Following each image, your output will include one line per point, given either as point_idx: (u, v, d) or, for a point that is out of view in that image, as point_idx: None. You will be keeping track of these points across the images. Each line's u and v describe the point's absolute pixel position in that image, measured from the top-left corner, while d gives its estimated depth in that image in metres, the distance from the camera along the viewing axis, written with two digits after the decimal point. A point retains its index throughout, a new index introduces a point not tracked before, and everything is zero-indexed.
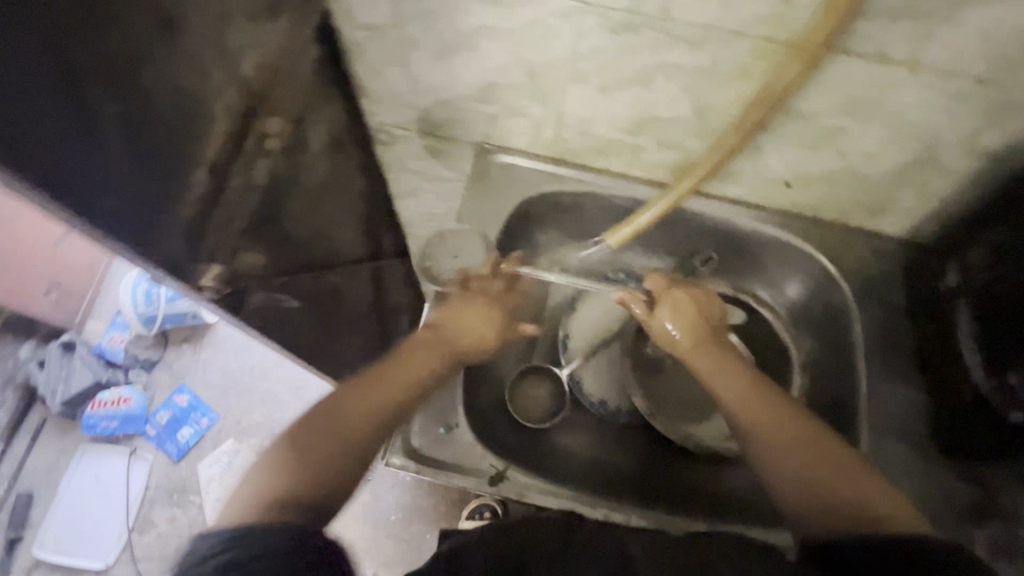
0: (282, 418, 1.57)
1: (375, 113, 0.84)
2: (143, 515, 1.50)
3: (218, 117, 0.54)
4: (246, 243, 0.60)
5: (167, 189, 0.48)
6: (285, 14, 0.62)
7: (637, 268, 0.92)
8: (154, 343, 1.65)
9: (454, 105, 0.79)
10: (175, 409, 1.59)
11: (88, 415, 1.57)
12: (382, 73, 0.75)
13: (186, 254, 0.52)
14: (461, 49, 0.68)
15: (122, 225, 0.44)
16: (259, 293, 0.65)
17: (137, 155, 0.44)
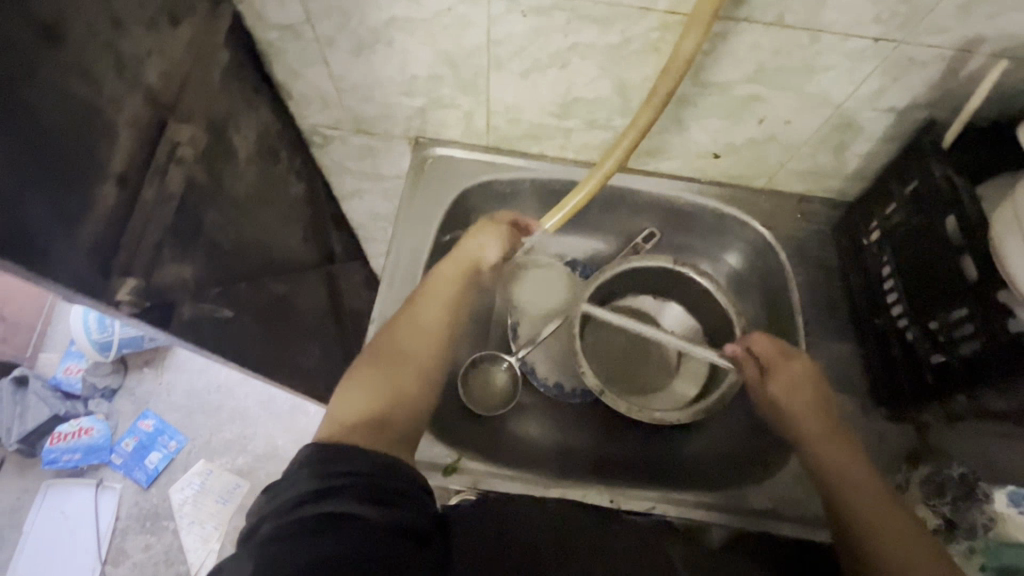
0: (253, 433, 1.56)
1: (303, 115, 0.83)
2: (116, 546, 1.45)
3: (122, 128, 0.53)
4: (168, 254, 0.59)
5: (70, 209, 0.47)
6: (189, 19, 0.61)
7: (582, 251, 0.93)
8: (113, 370, 1.61)
9: (381, 102, 0.78)
10: (141, 435, 1.54)
11: (48, 449, 1.53)
12: (303, 73, 0.75)
13: (98, 271, 0.50)
14: (376, 44, 0.68)
15: (28, 251, 0.43)
16: (192, 304, 0.64)
17: (31, 177, 0.43)
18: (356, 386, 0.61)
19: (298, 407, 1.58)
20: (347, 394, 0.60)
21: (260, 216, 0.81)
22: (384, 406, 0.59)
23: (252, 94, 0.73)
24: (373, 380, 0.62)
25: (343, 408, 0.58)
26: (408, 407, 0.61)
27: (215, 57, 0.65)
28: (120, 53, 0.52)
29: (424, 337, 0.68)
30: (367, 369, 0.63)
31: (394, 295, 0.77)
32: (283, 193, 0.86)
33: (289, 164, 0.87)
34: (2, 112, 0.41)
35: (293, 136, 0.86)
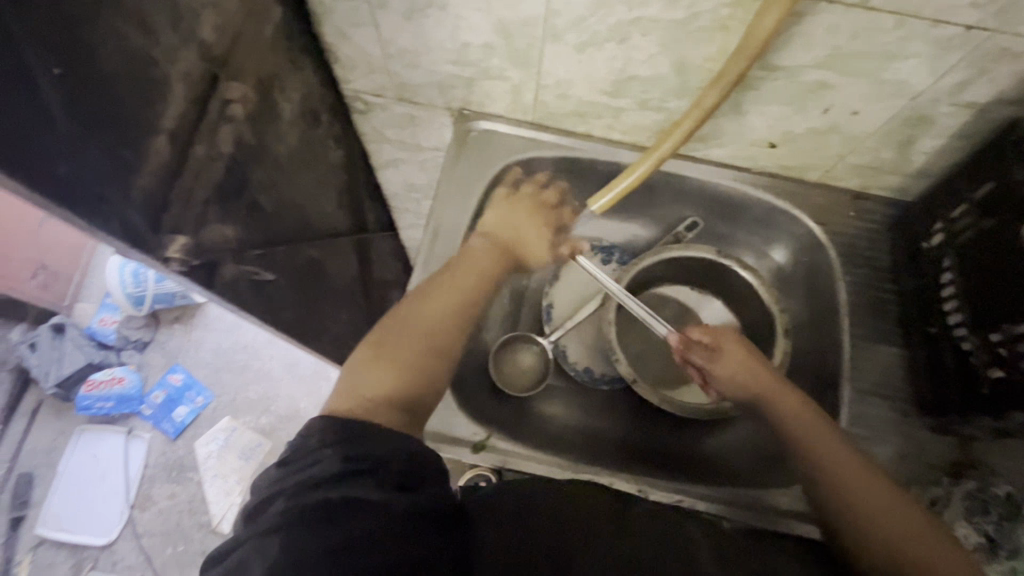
0: (277, 395, 1.59)
1: (346, 80, 0.82)
2: (144, 492, 1.51)
3: (176, 82, 0.52)
4: (213, 214, 0.59)
5: (122, 160, 0.47)
6: None
7: (620, 237, 0.92)
8: (145, 324, 1.65)
9: (428, 70, 0.76)
10: (170, 388, 1.59)
11: (82, 396, 1.56)
12: (352, 36, 0.73)
13: (149, 225, 0.51)
14: (429, 8, 0.66)
15: (79, 199, 0.43)
16: (233, 265, 0.65)
17: (85, 124, 0.43)
18: (379, 353, 0.57)
19: (320, 372, 1.61)
20: (369, 365, 0.55)
21: (299, 180, 0.80)
22: (404, 387, 0.55)
23: (299, 55, 0.72)
24: (397, 352, 0.57)
25: (363, 378, 0.55)
26: (431, 385, 0.58)
27: (266, 14, 0.63)
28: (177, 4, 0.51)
29: (449, 309, 0.62)
30: (390, 337, 0.58)
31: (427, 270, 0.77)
32: (322, 158, 0.85)
33: (330, 129, 0.86)
34: (62, 56, 0.40)
35: (335, 101, 0.85)
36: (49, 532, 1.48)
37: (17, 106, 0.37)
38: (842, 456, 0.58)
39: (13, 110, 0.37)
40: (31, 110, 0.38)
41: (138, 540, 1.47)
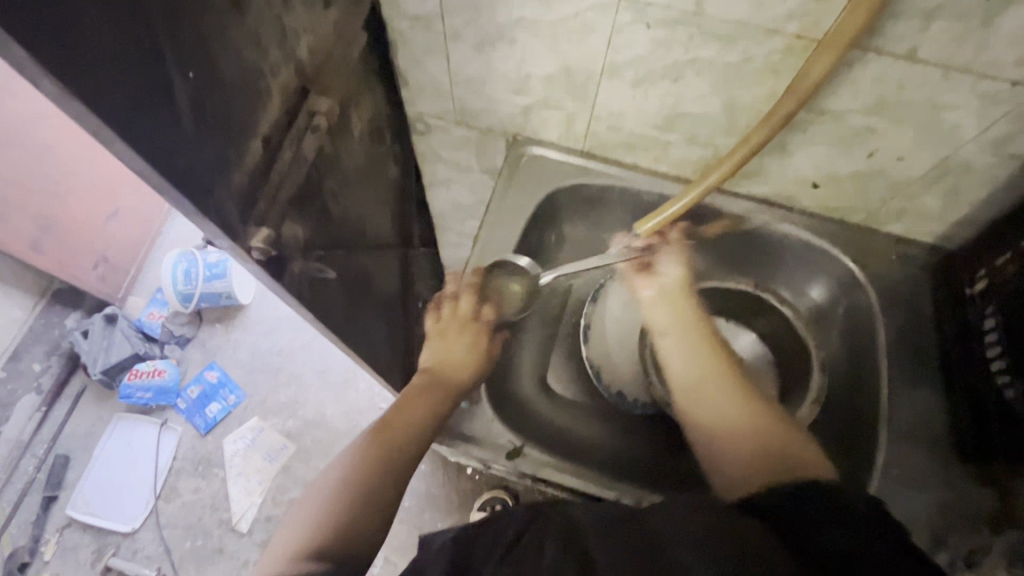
0: (333, 414, 1.46)
1: (653, 173, 0.77)
2: (170, 484, 1.43)
3: (273, 88, 0.52)
4: (292, 212, 0.58)
5: (227, 154, 0.47)
6: (674, 44, 0.58)
7: (916, 489, 0.62)
8: (190, 320, 1.58)
9: (630, 147, 0.75)
10: (205, 385, 1.51)
11: (124, 384, 1.50)
12: (706, 137, 0.69)
13: (239, 215, 0.49)
14: (680, 96, 0.64)
15: (167, 136, 0.39)
16: (302, 262, 0.61)
17: (201, 128, 0.43)
18: (318, 491, 0.52)
19: (350, 380, 1.49)
20: (290, 530, 0.49)
21: (363, 189, 0.78)
22: (348, 521, 0.49)
23: (534, 110, 0.74)
24: (331, 494, 0.51)
25: (306, 521, 0.49)
26: (343, 533, 0.48)
27: (488, 55, 0.67)
28: (324, 10, 0.58)
29: (396, 432, 0.57)
30: (312, 512, 0.50)
31: (478, 281, 0.74)
32: (393, 167, 0.86)
33: (479, 161, 0.88)
34: (189, 57, 0.41)
35: (619, 196, 0.79)
36: (76, 516, 1.41)
37: (133, 92, 0.36)
38: (719, 405, 0.56)
39: (142, 102, 0.37)
40: (155, 103, 0.38)
41: (158, 534, 1.38)
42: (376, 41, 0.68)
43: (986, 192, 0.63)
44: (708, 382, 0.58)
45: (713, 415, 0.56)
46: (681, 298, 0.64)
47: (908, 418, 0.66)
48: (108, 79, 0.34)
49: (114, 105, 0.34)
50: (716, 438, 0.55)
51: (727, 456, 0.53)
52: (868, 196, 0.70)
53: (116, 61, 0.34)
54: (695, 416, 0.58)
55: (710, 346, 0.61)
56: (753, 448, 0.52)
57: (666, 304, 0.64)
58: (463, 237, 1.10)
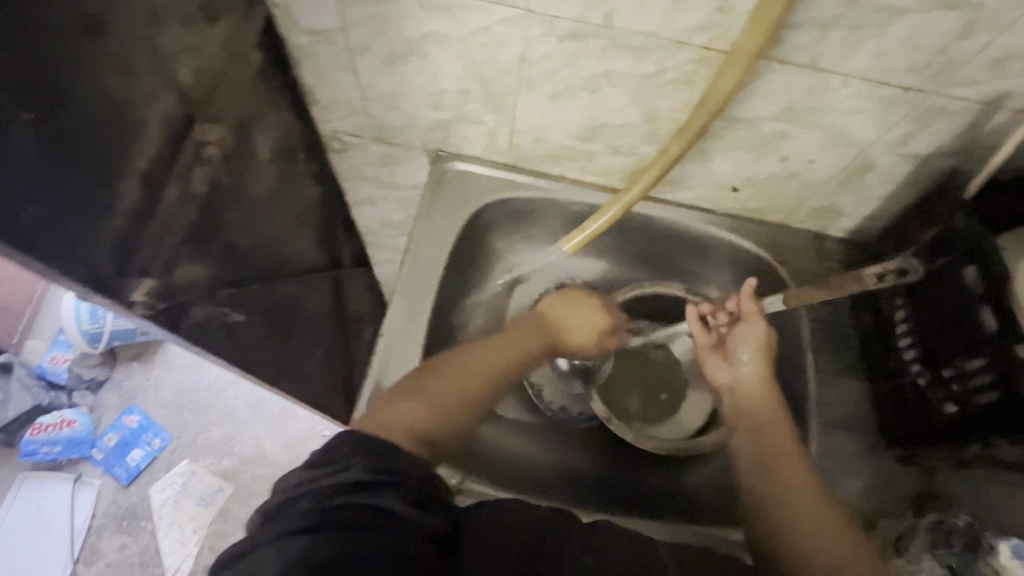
0: (272, 449, 1.37)
1: (582, 181, 0.77)
2: (90, 545, 1.29)
3: (150, 120, 0.46)
4: (187, 254, 0.52)
5: (95, 200, 0.41)
6: (588, 56, 0.56)
7: (847, 482, 0.64)
8: (101, 362, 1.44)
9: (557, 157, 0.73)
10: (124, 431, 1.38)
11: (27, 441, 1.35)
12: (629, 146, 0.68)
13: (116, 268, 0.43)
14: (599, 107, 0.63)
15: (9, 191, 0.34)
16: (205, 306, 0.56)
17: (57, 177, 0.37)
18: (419, 389, 0.53)
19: (289, 411, 1.40)
20: (410, 394, 0.52)
21: (276, 215, 0.72)
22: (442, 424, 0.51)
23: (455, 124, 0.71)
24: (439, 392, 0.53)
25: (410, 413, 0.50)
26: (433, 430, 0.50)
27: (400, 70, 0.63)
28: (208, 28, 0.52)
29: (497, 367, 0.59)
30: (432, 385, 0.54)
31: (408, 307, 0.69)
32: (311, 189, 0.80)
33: (403, 177, 0.84)
34: (32, 97, 0.35)
35: (550, 208, 0.78)
36: None
37: None
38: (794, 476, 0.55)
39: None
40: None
41: None
42: (274, 59, 0.63)
43: (890, 188, 0.66)
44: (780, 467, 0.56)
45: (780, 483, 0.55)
46: (764, 395, 0.64)
47: (834, 410, 0.68)
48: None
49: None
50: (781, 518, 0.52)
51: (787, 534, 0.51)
52: (786, 197, 0.72)
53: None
54: (768, 488, 0.55)
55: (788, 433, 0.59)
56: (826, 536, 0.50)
57: (748, 391, 0.65)
58: (395, 254, 1.05)
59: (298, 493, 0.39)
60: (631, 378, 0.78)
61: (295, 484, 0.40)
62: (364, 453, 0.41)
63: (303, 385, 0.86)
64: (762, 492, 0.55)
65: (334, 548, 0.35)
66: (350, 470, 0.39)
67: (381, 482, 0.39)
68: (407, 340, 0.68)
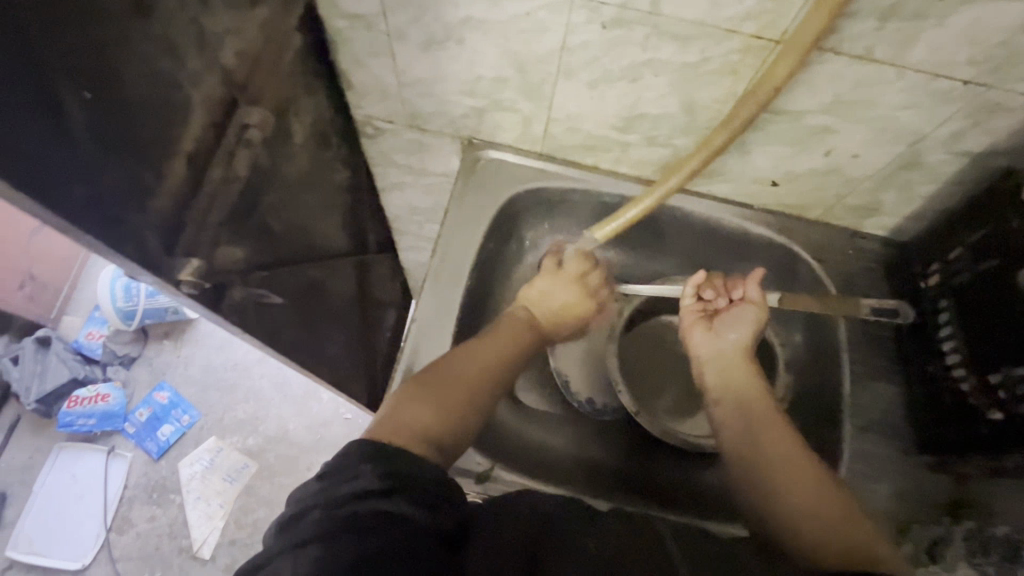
0: (296, 430, 1.40)
1: (614, 172, 0.76)
2: (121, 514, 1.34)
3: (195, 102, 0.47)
4: (227, 236, 0.53)
5: (144, 180, 0.42)
6: (630, 44, 0.55)
7: (880, 487, 0.63)
8: (134, 339, 1.48)
9: (590, 148, 0.72)
10: (154, 406, 1.42)
11: (63, 412, 1.39)
12: (665, 138, 0.67)
13: (162, 248, 0.44)
14: (637, 96, 0.62)
15: (64, 170, 0.35)
16: (243, 288, 0.57)
17: (109, 157, 0.38)
18: (415, 390, 0.53)
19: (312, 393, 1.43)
20: (406, 396, 0.52)
21: (309, 201, 0.73)
22: (445, 419, 0.52)
23: (488, 112, 0.70)
24: (435, 392, 0.53)
25: (410, 413, 0.50)
26: (439, 427, 0.51)
27: (437, 56, 0.63)
28: (251, 11, 0.52)
29: (489, 359, 0.59)
30: (427, 387, 0.54)
31: (437, 295, 0.70)
32: (342, 175, 0.81)
33: (434, 165, 0.84)
34: (86, 76, 0.36)
35: (582, 199, 0.77)
36: (18, 556, 1.31)
37: (21, 124, 0.31)
38: (782, 453, 0.54)
39: (26, 131, 0.32)
40: (43, 130, 0.33)
41: (113, 566, 1.30)
42: (312, 44, 0.63)
43: (936, 186, 0.64)
44: (764, 446, 0.55)
45: (771, 460, 0.54)
46: (741, 366, 0.64)
47: (869, 414, 0.67)
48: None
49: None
50: (777, 496, 0.51)
51: (785, 516, 0.50)
52: (826, 193, 0.70)
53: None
54: (757, 466, 0.54)
55: (763, 408, 0.59)
56: (823, 512, 0.49)
57: (722, 364, 0.65)
58: (421, 242, 1.06)
59: (310, 503, 0.39)
60: (657, 373, 0.77)
61: (307, 495, 0.40)
62: (369, 463, 0.41)
63: (332, 367, 0.88)
64: (754, 472, 0.54)
65: (352, 552, 0.35)
66: (361, 478, 0.40)
67: (390, 486, 0.40)
68: (437, 327, 0.68)
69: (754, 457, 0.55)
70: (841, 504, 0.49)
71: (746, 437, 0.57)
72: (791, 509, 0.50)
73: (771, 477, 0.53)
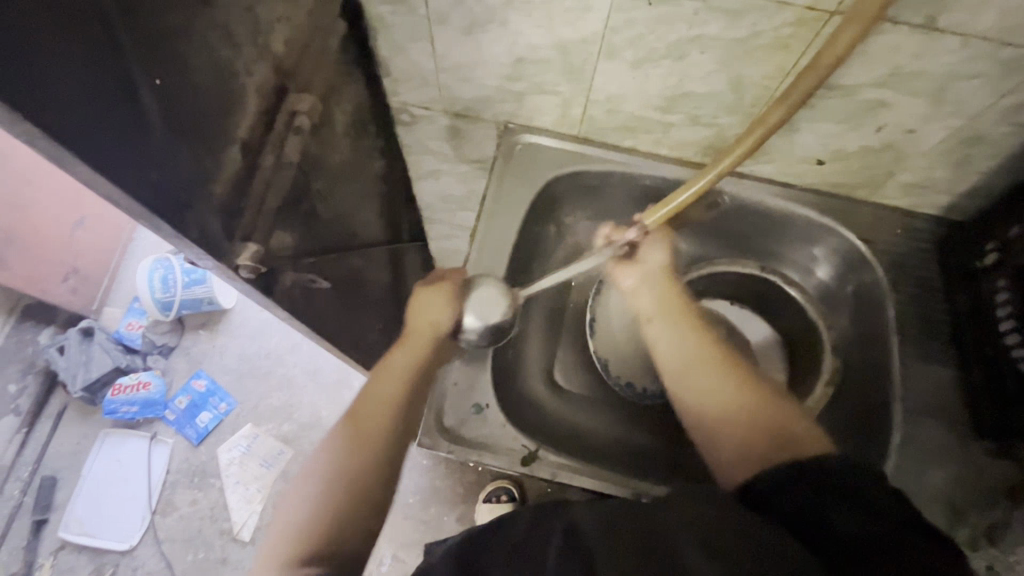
0: (330, 417, 1.43)
1: (653, 154, 0.75)
2: (165, 498, 1.39)
3: (249, 89, 0.47)
4: (280, 222, 0.54)
5: (206, 165, 0.42)
6: (678, 20, 0.54)
7: (934, 471, 0.62)
8: (171, 329, 1.52)
9: (631, 129, 0.71)
10: (194, 394, 1.46)
11: (108, 400, 1.44)
12: (709, 117, 0.66)
13: (223, 233, 0.45)
14: (682, 74, 0.61)
15: (137, 156, 0.35)
16: (293, 274, 0.58)
17: (177, 142, 0.39)
18: (306, 499, 0.49)
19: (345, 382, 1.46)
20: (296, 508, 0.48)
21: (350, 188, 0.74)
22: (351, 500, 0.49)
23: (527, 95, 0.70)
24: (323, 498, 0.48)
25: (296, 526, 0.47)
26: (350, 514, 0.48)
27: (477, 39, 0.62)
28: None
29: (386, 407, 0.54)
30: (315, 491, 0.49)
31: None
32: (379, 162, 0.81)
33: (469, 151, 0.84)
34: (155, 62, 0.36)
35: (621, 182, 0.76)
36: (70, 537, 1.36)
37: (100, 109, 0.32)
38: (706, 380, 0.54)
39: (103, 115, 0.33)
40: (118, 114, 0.34)
41: (159, 547, 1.35)
42: (353, 29, 0.63)
43: (995, 162, 0.62)
44: (688, 375, 0.55)
45: (696, 390, 0.55)
46: (674, 299, 0.61)
47: (922, 396, 0.65)
48: (63, 92, 0.30)
49: (76, 124, 0.30)
50: (705, 414, 0.53)
51: (720, 438, 0.52)
52: (876, 171, 0.68)
53: (71, 70, 0.30)
54: (688, 391, 0.55)
55: (695, 326, 0.59)
56: (742, 427, 0.51)
57: (650, 287, 0.62)
58: (453, 229, 1.06)
59: None
60: None
61: None
62: None
63: (369, 354, 0.89)
64: (682, 397, 0.55)
65: None
66: None
67: None
68: None
69: (685, 379, 0.56)
70: (738, 397, 0.53)
71: (689, 371, 0.56)
72: (725, 434, 0.51)
73: (700, 404, 0.54)
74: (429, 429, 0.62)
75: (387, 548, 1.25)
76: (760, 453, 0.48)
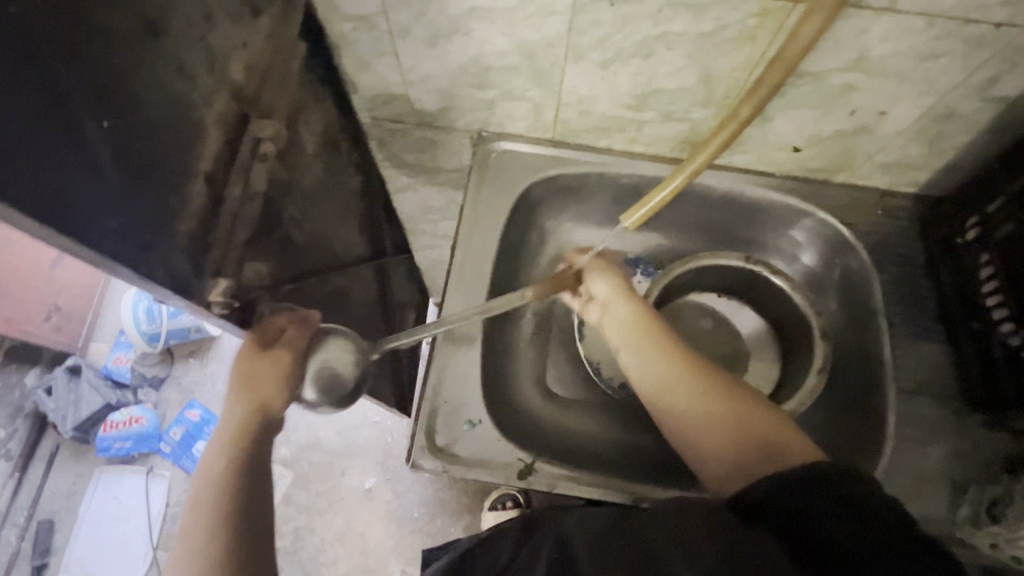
0: None
1: (630, 152, 0.74)
2: (166, 532, 1.37)
3: (208, 120, 0.46)
4: (253, 252, 0.53)
5: (169, 203, 0.41)
6: (642, 18, 0.53)
7: (930, 451, 0.62)
8: (160, 360, 1.50)
9: (605, 130, 0.71)
10: (187, 425, 1.44)
11: (100, 437, 1.42)
12: (681, 112, 0.65)
13: (191, 271, 0.43)
14: (651, 72, 0.60)
15: (92, 203, 0.34)
16: (271, 303, 0.56)
17: (135, 183, 0.38)
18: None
19: None
20: None
21: (326, 209, 0.73)
22: None
23: (498, 103, 0.69)
24: None
25: None
26: None
27: (442, 50, 0.61)
28: (256, 22, 0.52)
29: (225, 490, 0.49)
30: None
31: (463, 294, 0.69)
32: (355, 180, 0.80)
33: (444, 161, 0.83)
34: (105, 103, 0.35)
35: (600, 183, 0.75)
36: None
37: (46, 159, 0.31)
38: (681, 398, 0.53)
39: (51, 165, 0.32)
40: (67, 162, 0.33)
41: None
42: (315, 48, 0.62)
43: (969, 138, 0.62)
44: (665, 394, 0.54)
45: (676, 407, 0.53)
46: (638, 317, 0.60)
47: (914, 377, 0.65)
48: (3, 147, 0.29)
49: (20, 178, 0.29)
50: (687, 434, 0.52)
51: (705, 457, 0.51)
52: (852, 154, 0.68)
53: (9, 123, 0.29)
54: (668, 413, 0.54)
55: (664, 343, 0.57)
56: (725, 441, 0.50)
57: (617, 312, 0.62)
58: (437, 240, 1.05)
59: None
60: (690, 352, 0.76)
61: None
62: None
63: None
64: (664, 419, 0.54)
65: None
66: None
67: None
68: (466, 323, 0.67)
69: (659, 401, 0.55)
70: (716, 410, 0.51)
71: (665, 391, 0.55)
72: (712, 452, 0.50)
73: (681, 423, 0.53)
74: (423, 449, 0.62)
75: (394, 565, 1.24)
76: (746, 465, 0.47)
